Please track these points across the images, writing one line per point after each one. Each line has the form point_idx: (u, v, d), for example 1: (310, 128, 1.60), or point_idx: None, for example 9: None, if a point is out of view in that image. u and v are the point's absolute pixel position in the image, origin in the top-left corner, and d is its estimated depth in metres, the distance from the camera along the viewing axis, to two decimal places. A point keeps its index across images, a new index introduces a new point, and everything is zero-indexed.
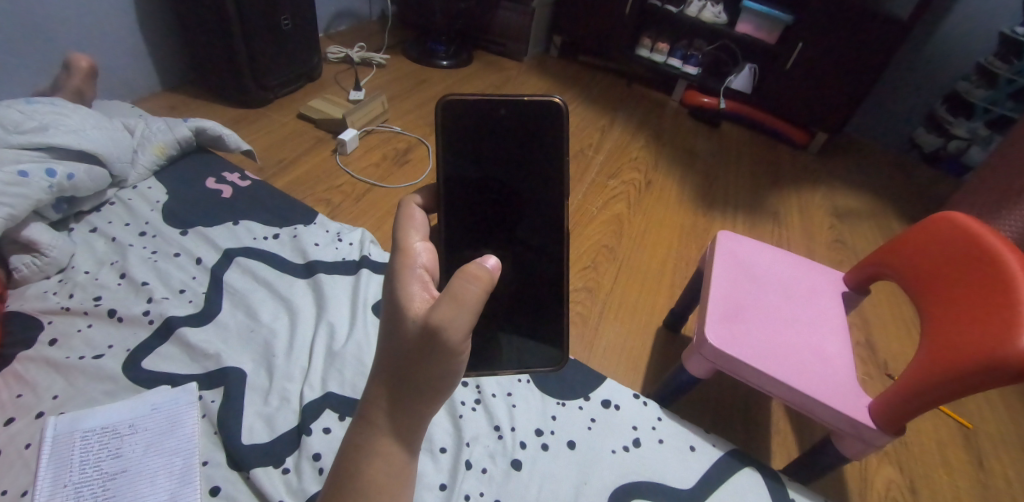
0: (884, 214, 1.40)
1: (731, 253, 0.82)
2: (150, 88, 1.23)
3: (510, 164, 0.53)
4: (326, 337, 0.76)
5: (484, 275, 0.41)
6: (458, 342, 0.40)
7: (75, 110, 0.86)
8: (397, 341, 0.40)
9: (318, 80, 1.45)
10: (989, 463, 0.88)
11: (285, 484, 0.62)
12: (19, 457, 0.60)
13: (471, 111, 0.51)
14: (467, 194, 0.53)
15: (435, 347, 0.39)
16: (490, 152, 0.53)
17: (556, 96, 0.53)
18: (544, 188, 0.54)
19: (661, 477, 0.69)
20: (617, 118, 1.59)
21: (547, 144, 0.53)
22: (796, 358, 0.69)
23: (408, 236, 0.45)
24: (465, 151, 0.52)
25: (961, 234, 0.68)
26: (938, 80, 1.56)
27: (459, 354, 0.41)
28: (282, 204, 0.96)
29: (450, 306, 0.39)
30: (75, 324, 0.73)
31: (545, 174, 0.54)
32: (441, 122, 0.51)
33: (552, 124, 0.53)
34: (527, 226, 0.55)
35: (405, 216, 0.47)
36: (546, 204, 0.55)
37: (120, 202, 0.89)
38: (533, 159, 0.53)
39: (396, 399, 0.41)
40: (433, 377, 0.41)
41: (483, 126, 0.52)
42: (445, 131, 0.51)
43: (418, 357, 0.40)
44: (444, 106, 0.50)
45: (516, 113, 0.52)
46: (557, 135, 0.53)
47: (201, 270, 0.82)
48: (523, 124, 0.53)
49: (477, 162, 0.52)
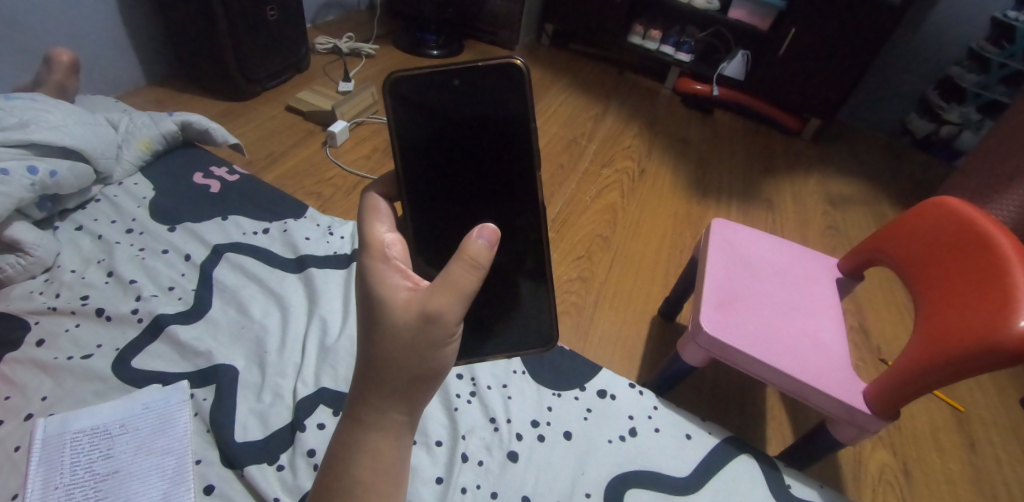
0: (875, 199, 1.40)
1: (725, 241, 0.82)
2: (135, 83, 1.21)
3: (474, 140, 0.51)
4: (319, 332, 0.76)
5: (483, 257, 0.41)
6: (452, 323, 0.40)
7: (56, 105, 0.84)
8: (383, 330, 0.40)
9: (306, 72, 1.43)
10: (980, 445, 0.89)
11: (281, 481, 0.62)
12: (9, 459, 0.59)
13: (422, 87, 0.49)
14: (431, 178, 0.51)
15: (432, 332, 0.40)
16: (449, 128, 0.50)
17: (517, 57, 0.50)
18: (515, 159, 0.52)
19: (659, 466, 0.69)
20: (609, 106, 1.57)
21: (512, 112, 0.51)
22: (787, 345, 0.69)
23: (375, 228, 0.45)
24: (422, 130, 0.50)
25: (954, 216, 0.68)
26: (929, 65, 1.56)
27: (452, 340, 0.42)
28: (271, 198, 0.95)
29: (446, 292, 0.40)
30: (63, 324, 0.71)
31: (514, 145, 0.52)
32: (389, 104, 0.48)
33: (514, 89, 0.50)
34: (501, 203, 0.54)
35: (371, 207, 0.47)
36: (521, 177, 0.53)
37: (105, 198, 0.88)
38: (500, 132, 0.51)
39: (388, 392, 0.41)
40: (407, 366, 0.40)
41: (439, 101, 0.49)
42: (395, 114, 0.49)
43: (415, 346, 0.40)
44: (390, 85, 0.48)
45: (473, 82, 0.49)
46: (520, 100, 0.50)
47: (191, 267, 0.81)
48: (482, 92, 0.50)
49: (438, 141, 0.50)
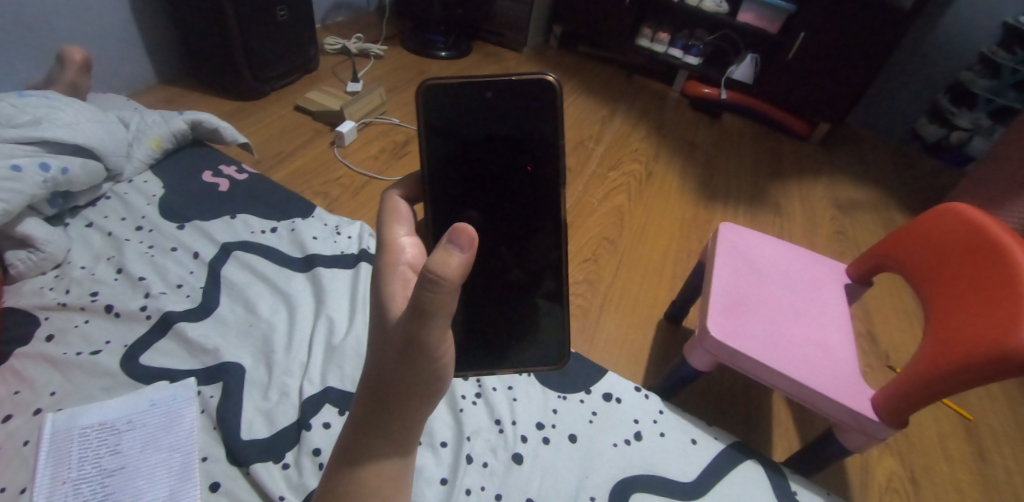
0: (884, 205, 1.39)
1: (733, 246, 0.82)
2: (146, 81, 1.22)
3: (500, 153, 0.51)
4: (326, 331, 0.76)
5: (455, 271, 0.36)
6: (438, 342, 0.39)
7: (68, 103, 0.84)
8: (381, 339, 0.40)
9: (315, 72, 1.44)
10: (990, 455, 0.88)
11: (285, 480, 0.62)
12: (17, 454, 0.60)
13: (454, 96, 0.49)
14: (454, 185, 0.51)
15: (413, 350, 0.39)
16: (476, 138, 0.50)
17: (551, 74, 0.49)
18: (541, 178, 0.52)
19: (664, 470, 0.69)
20: (617, 108, 1.58)
21: (541, 129, 0.50)
22: (797, 352, 0.69)
23: (393, 229, 0.45)
24: (450, 138, 0.50)
25: (968, 224, 0.67)
26: (940, 70, 1.55)
27: (439, 357, 0.40)
28: (280, 197, 0.96)
29: (415, 314, 0.38)
30: (72, 320, 0.72)
31: (540, 159, 0.51)
32: (422, 110, 0.48)
33: (546, 104, 0.49)
34: (523, 220, 0.53)
35: (390, 209, 0.46)
36: (545, 195, 0.53)
37: (116, 196, 0.89)
38: (528, 145, 0.51)
39: (381, 403, 0.40)
40: (412, 379, 0.40)
41: (470, 111, 0.49)
42: (427, 121, 0.49)
43: (398, 362, 0.39)
44: (424, 91, 0.48)
45: (505, 96, 0.49)
46: (550, 115, 0.50)
47: (199, 265, 0.81)
48: (512, 106, 0.49)
49: (465, 150, 0.50)
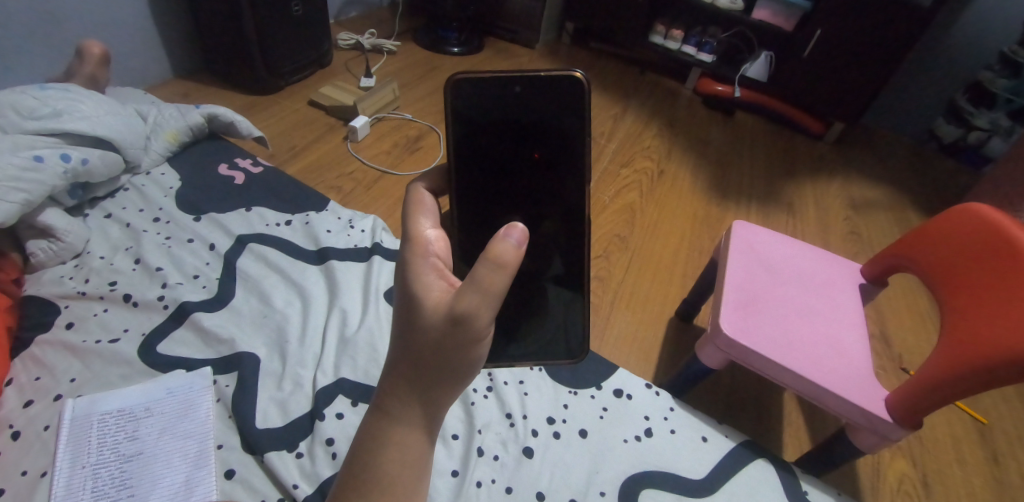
0: (900, 206, 1.38)
1: (746, 244, 0.81)
2: (162, 75, 1.23)
3: (525, 148, 0.51)
4: (339, 323, 0.76)
5: (513, 258, 0.39)
6: (482, 326, 0.39)
7: (88, 95, 0.86)
8: (418, 327, 0.39)
9: (328, 67, 1.45)
10: (1004, 459, 0.87)
11: (299, 468, 0.63)
12: (38, 438, 0.61)
13: (481, 90, 0.49)
14: (480, 180, 0.51)
15: (459, 335, 0.38)
16: (504, 134, 0.50)
17: (577, 70, 0.50)
18: (565, 172, 0.52)
19: (674, 467, 0.69)
20: (630, 106, 1.57)
21: (566, 124, 0.51)
22: (811, 351, 0.68)
23: (419, 222, 0.44)
24: (477, 134, 0.50)
25: (980, 224, 0.67)
26: (959, 69, 1.53)
27: (482, 342, 0.40)
28: (294, 190, 0.96)
29: (475, 294, 0.38)
30: (91, 308, 0.73)
31: (565, 155, 0.52)
32: (450, 105, 0.48)
33: (573, 100, 0.50)
34: (546, 215, 0.54)
35: (416, 202, 0.46)
36: (569, 190, 0.53)
37: (134, 188, 0.90)
38: (553, 141, 0.51)
39: (416, 386, 0.40)
40: (450, 365, 0.39)
41: (498, 106, 0.50)
42: (455, 115, 0.49)
43: (441, 346, 0.39)
44: (453, 86, 0.48)
45: (532, 91, 0.50)
46: (577, 110, 0.50)
47: (215, 256, 0.82)
48: (539, 102, 0.50)
49: (492, 146, 0.51)
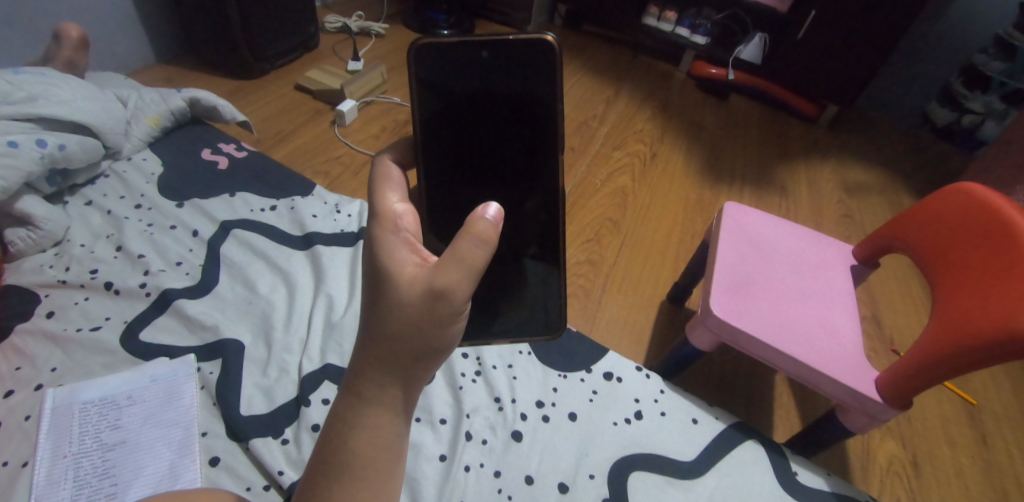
0: (893, 189, 1.37)
1: (737, 225, 0.80)
2: (144, 60, 1.21)
3: (495, 116, 0.49)
4: (326, 308, 0.75)
5: (492, 234, 0.40)
6: (461, 302, 0.39)
7: (64, 79, 0.83)
8: (394, 303, 0.38)
9: (315, 50, 1.42)
10: (992, 439, 0.87)
11: (285, 455, 0.62)
12: (20, 428, 0.60)
13: (446, 55, 0.47)
14: (448, 150, 0.50)
15: (437, 312, 0.38)
16: (472, 101, 0.49)
17: (549, 32, 0.47)
18: (538, 142, 0.51)
19: (663, 449, 0.69)
20: (622, 89, 1.55)
21: (538, 92, 0.49)
22: (800, 332, 0.68)
23: (386, 196, 0.43)
24: (444, 101, 0.48)
25: (974, 204, 0.66)
26: (954, 51, 1.51)
27: (461, 318, 0.40)
28: (279, 175, 0.95)
29: (456, 269, 0.38)
30: (72, 297, 0.72)
31: (537, 124, 0.50)
32: (414, 71, 0.47)
33: (545, 65, 0.48)
34: (519, 187, 0.53)
35: (382, 175, 0.45)
36: (543, 161, 0.52)
37: (114, 174, 0.88)
38: (526, 109, 0.49)
39: (388, 366, 0.39)
40: (430, 341, 0.39)
41: (465, 71, 0.48)
42: (419, 82, 0.47)
43: (419, 323, 0.38)
44: (416, 51, 0.46)
45: (500, 55, 0.47)
46: (549, 76, 0.48)
47: (198, 242, 0.81)
48: (508, 66, 0.48)
49: (459, 114, 0.49)
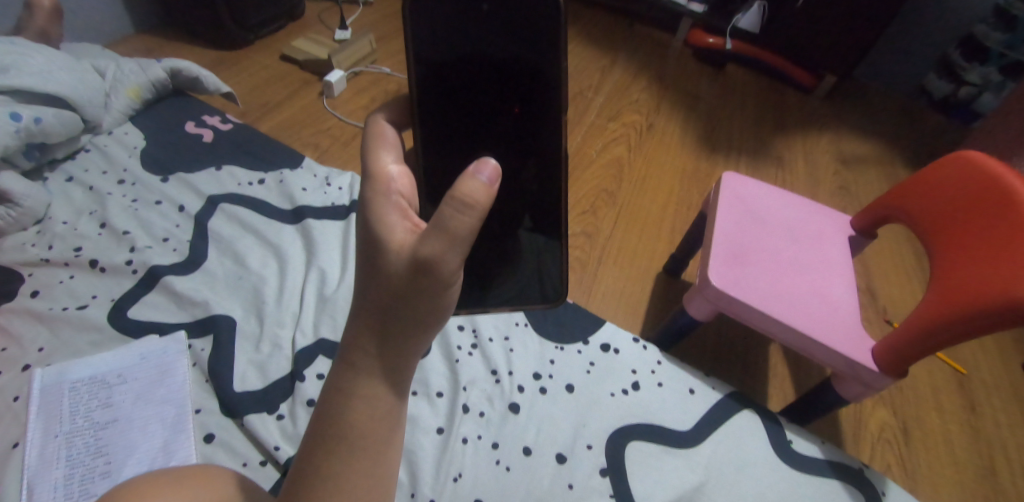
0: (889, 161, 1.36)
1: (736, 194, 0.79)
2: (123, 31, 1.16)
3: (495, 74, 0.47)
4: (318, 283, 0.74)
5: (483, 196, 0.37)
6: (451, 271, 0.38)
7: (36, 49, 0.80)
8: (383, 270, 0.37)
9: (301, 19, 1.37)
10: (981, 407, 0.88)
11: (280, 430, 0.61)
12: (9, 409, 0.59)
13: (444, 7, 0.45)
14: (445, 110, 0.48)
15: (426, 282, 0.37)
16: (472, 58, 0.46)
17: None
18: (539, 102, 0.49)
19: (660, 419, 0.69)
20: (619, 58, 1.51)
21: (541, 49, 0.47)
22: (798, 300, 0.68)
23: (379, 157, 0.42)
24: (442, 57, 0.46)
25: (975, 172, 0.65)
26: (955, 19, 1.47)
27: (453, 287, 0.39)
28: (266, 148, 0.92)
29: (441, 239, 0.36)
30: (56, 275, 0.70)
31: (539, 84, 0.48)
32: (410, 24, 0.44)
33: (549, 20, 0.45)
34: (519, 150, 0.51)
35: (376, 136, 0.43)
36: (544, 123, 0.50)
37: (95, 148, 0.85)
38: (527, 68, 0.47)
39: (380, 336, 0.38)
40: (420, 311, 0.38)
41: (464, 25, 0.45)
42: (415, 36, 0.45)
43: (409, 292, 0.37)
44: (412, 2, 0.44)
45: (501, 8, 0.45)
46: (553, 32, 0.46)
47: (185, 218, 0.79)
48: (509, 21, 0.45)
49: (458, 71, 0.47)
